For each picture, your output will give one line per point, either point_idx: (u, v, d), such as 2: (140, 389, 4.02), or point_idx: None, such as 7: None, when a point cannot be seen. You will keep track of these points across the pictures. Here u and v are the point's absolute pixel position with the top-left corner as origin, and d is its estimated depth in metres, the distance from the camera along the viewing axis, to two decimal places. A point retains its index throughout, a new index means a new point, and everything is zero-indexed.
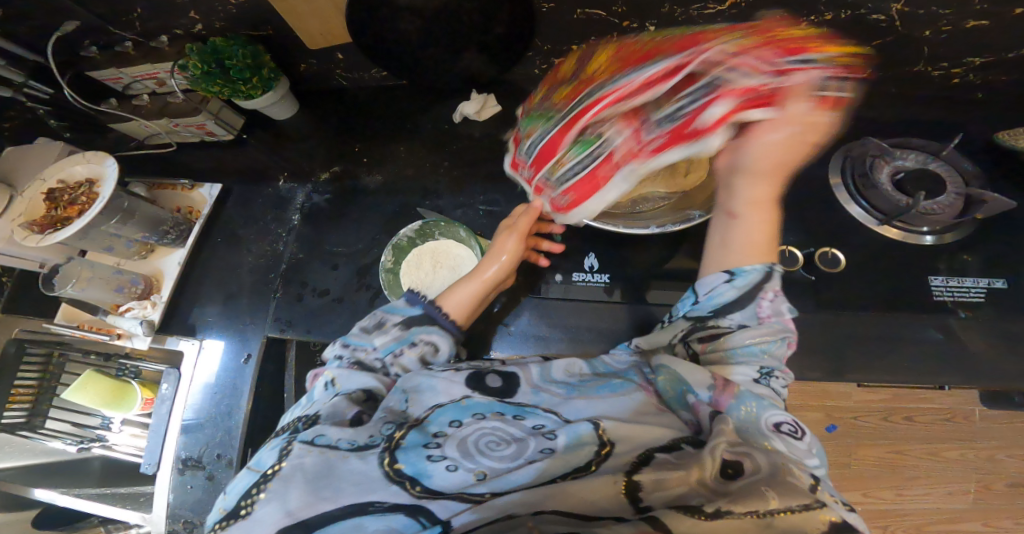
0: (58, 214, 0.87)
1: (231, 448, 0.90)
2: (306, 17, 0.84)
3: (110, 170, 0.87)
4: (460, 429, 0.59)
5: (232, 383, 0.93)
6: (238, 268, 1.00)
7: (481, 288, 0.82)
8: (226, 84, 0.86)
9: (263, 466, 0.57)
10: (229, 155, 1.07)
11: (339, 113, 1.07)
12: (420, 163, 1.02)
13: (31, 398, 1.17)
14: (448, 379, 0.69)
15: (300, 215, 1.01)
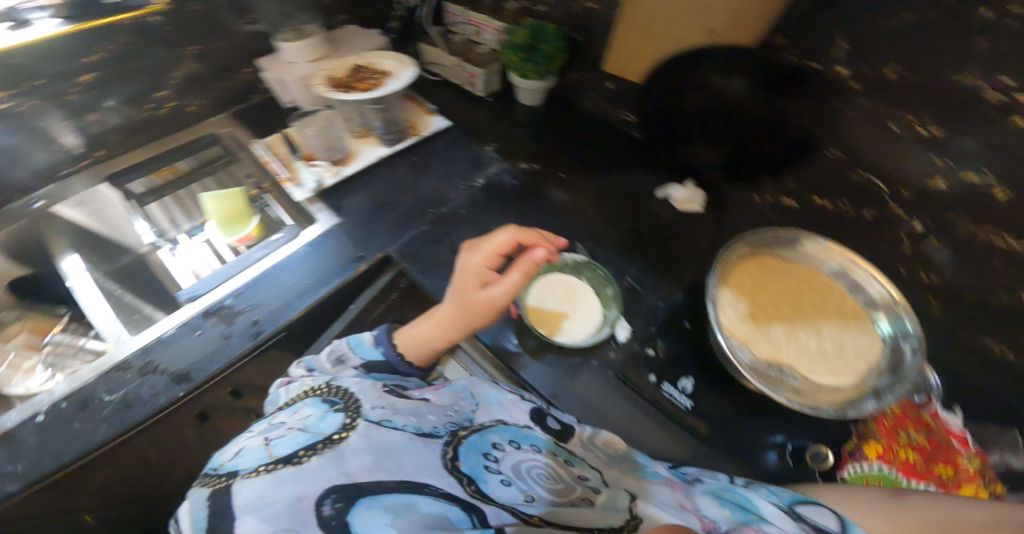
0: (348, 80, 0.71)
1: (275, 323, 0.60)
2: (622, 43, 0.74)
3: (412, 77, 0.72)
4: (516, 448, 0.50)
5: (325, 275, 0.65)
6: (383, 185, 0.76)
7: (436, 332, 0.58)
8: (524, 60, 0.79)
9: (317, 430, 0.41)
10: (455, 98, 0.92)
11: (577, 128, 0.90)
12: (638, 217, 0.80)
13: (172, 178, 0.77)
14: (500, 389, 0.60)
15: (484, 183, 0.78)
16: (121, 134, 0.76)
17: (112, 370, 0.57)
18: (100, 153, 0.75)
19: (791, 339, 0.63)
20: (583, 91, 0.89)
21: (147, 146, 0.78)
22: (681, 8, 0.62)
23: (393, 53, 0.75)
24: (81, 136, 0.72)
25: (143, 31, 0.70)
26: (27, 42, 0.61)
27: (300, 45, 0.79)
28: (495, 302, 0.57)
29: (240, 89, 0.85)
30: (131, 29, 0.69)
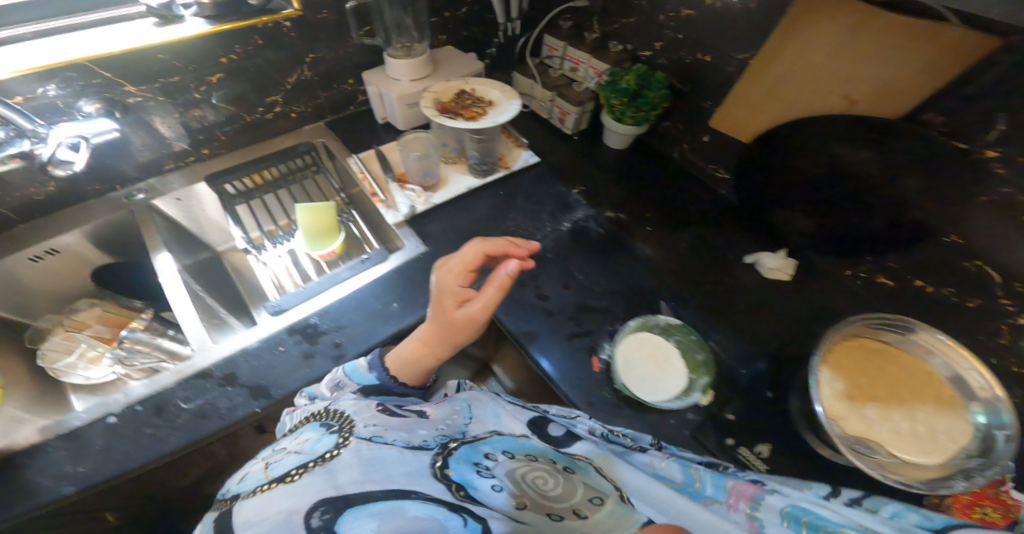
0: (449, 105, 0.70)
1: (357, 349, 0.55)
2: (741, 103, 0.69)
3: (512, 111, 0.69)
4: (513, 463, 0.43)
5: (408, 305, 0.59)
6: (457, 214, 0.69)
7: (424, 353, 0.50)
8: (624, 103, 0.75)
9: (315, 449, 0.35)
10: (538, 135, 0.88)
11: (663, 178, 0.83)
12: (731, 287, 0.70)
13: (263, 182, 0.80)
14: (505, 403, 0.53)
15: (569, 227, 0.70)
16: (231, 134, 0.82)
17: (193, 377, 0.53)
18: (203, 153, 0.81)
19: (884, 420, 0.54)
20: (674, 143, 0.84)
21: (250, 149, 0.85)
22: (821, 71, 0.59)
23: (500, 84, 0.73)
24: (188, 137, 0.77)
25: (274, 34, 0.75)
26: (178, 38, 0.66)
27: (407, 63, 0.80)
28: (475, 314, 0.50)
29: (337, 101, 0.91)
30: (263, 32, 0.74)
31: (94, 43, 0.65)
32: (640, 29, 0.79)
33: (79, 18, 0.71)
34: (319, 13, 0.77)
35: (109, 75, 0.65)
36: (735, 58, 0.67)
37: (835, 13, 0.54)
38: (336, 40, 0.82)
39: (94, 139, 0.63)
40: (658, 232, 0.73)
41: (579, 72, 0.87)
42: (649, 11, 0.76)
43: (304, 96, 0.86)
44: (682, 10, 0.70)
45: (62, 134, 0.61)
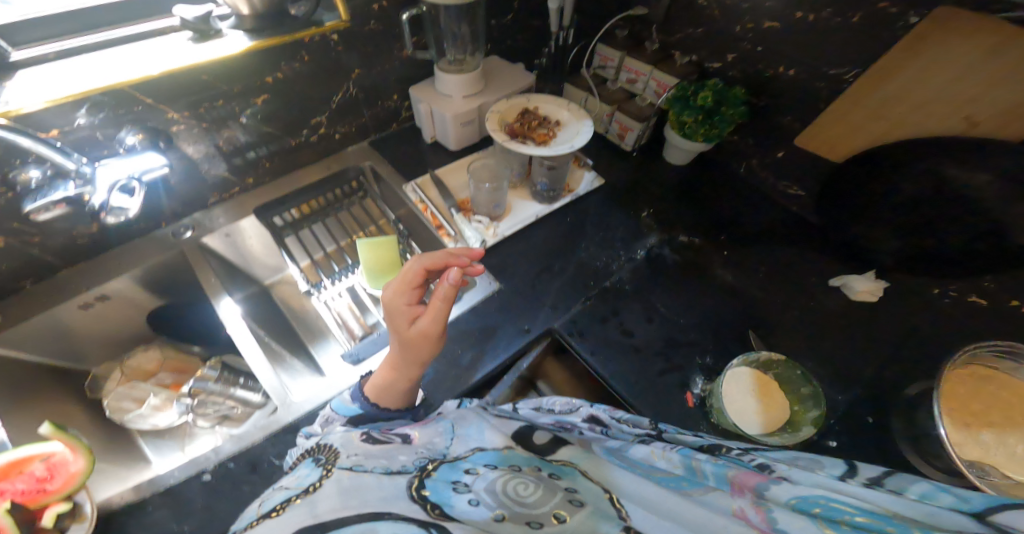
0: (517, 129, 0.66)
1: (445, 397, 0.53)
2: (834, 124, 0.66)
3: (584, 135, 0.65)
4: (491, 475, 0.35)
5: (493, 345, 0.57)
6: (528, 248, 0.67)
7: (392, 377, 0.46)
8: (696, 120, 0.71)
9: (302, 483, 0.32)
10: (596, 152, 0.84)
11: (731, 196, 0.78)
12: (822, 315, 0.64)
13: (312, 212, 0.79)
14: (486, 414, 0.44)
15: (644, 255, 0.67)
16: (275, 159, 0.79)
17: (281, 432, 0.50)
18: (247, 183, 0.78)
19: (999, 443, 0.47)
20: (744, 159, 0.80)
21: (296, 175, 0.82)
22: (939, 93, 0.55)
23: (568, 103, 0.70)
24: (227, 164, 0.73)
25: (322, 49, 0.71)
26: (222, 57, 0.61)
27: (460, 79, 0.75)
28: (428, 327, 0.45)
29: (381, 119, 0.87)
30: (312, 47, 0.69)
31: (128, 65, 0.59)
32: (710, 40, 0.75)
33: (104, 35, 0.66)
34: (367, 24, 0.73)
35: (149, 101, 0.60)
36: (826, 73, 0.63)
37: (971, 34, 0.50)
38: (384, 54, 0.78)
39: (143, 178, 0.58)
40: (735, 256, 0.69)
41: (638, 84, 0.83)
42: (722, 20, 0.71)
43: (349, 115, 0.82)
44: (763, 22, 0.66)
45: (113, 175, 0.56)
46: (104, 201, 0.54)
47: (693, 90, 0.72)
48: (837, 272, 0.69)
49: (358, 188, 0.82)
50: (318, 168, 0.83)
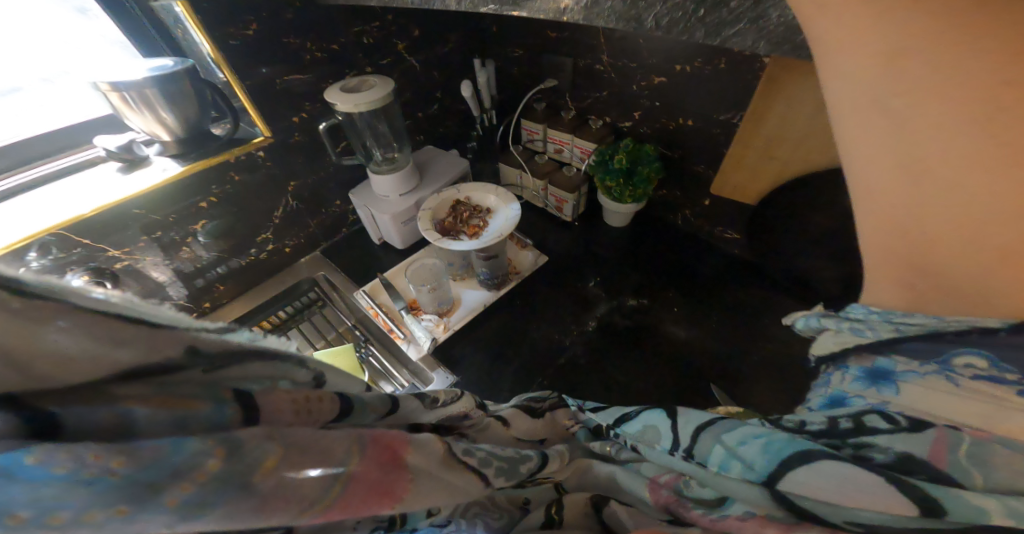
0: (451, 225, 0.69)
1: None
2: (740, 159, 0.69)
3: (513, 219, 0.67)
4: (444, 468, 0.29)
5: None
6: (483, 339, 0.70)
7: None
8: (618, 184, 0.74)
9: None
10: (540, 226, 0.87)
11: (672, 246, 0.82)
12: (777, 356, 0.65)
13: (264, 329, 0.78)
14: (842, 458, 0.24)
15: (597, 325, 0.69)
16: (229, 282, 0.82)
17: None
18: (205, 307, 0.81)
19: None
20: (677, 208, 0.83)
21: (251, 293, 0.85)
22: (813, 126, 0.58)
23: (495, 188, 0.72)
24: (187, 288, 0.77)
25: (247, 166, 0.73)
26: (148, 188, 0.63)
27: (392, 179, 0.77)
28: None
29: (330, 225, 0.91)
30: (238, 166, 0.72)
31: (57, 209, 0.61)
32: (616, 102, 0.79)
33: (34, 171, 0.67)
34: (291, 136, 0.76)
35: (87, 242, 0.62)
36: (717, 118, 0.68)
37: (808, 76, 0.55)
38: (315, 163, 0.82)
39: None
40: (684, 308, 0.71)
41: (563, 152, 0.87)
42: (620, 81, 0.76)
43: (294, 227, 0.86)
44: (653, 79, 0.71)
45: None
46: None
47: (611, 152, 0.75)
48: (786, 308, 0.70)
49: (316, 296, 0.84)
50: (271, 283, 0.86)
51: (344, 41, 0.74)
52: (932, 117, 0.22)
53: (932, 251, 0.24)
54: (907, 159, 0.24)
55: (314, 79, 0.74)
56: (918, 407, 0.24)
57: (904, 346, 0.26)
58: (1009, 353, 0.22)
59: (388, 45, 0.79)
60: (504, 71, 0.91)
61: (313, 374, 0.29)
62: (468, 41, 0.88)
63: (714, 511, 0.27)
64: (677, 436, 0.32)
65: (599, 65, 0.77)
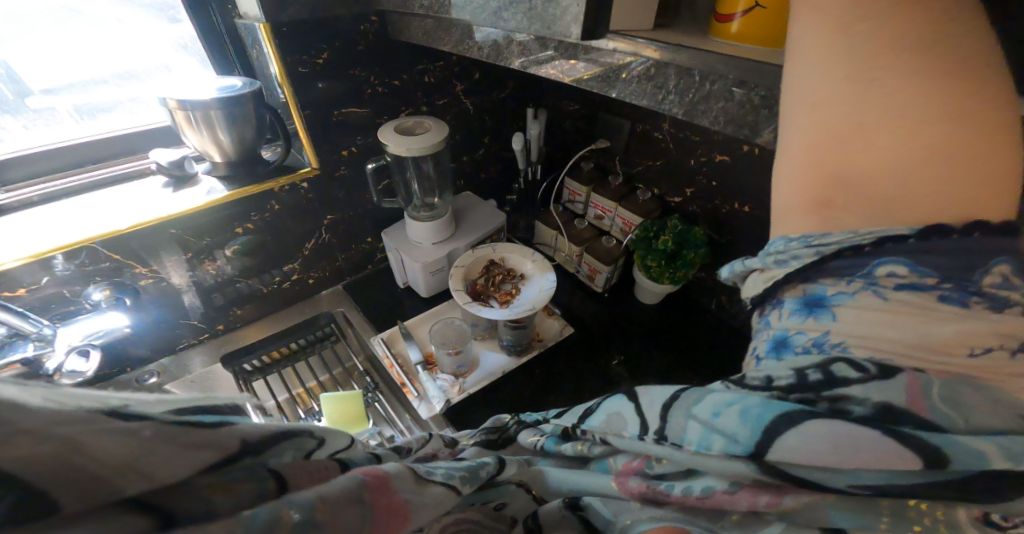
0: (489, 294, 0.68)
1: None
2: None
3: (547, 295, 0.66)
4: (420, 486, 0.26)
5: None
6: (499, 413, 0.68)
7: None
8: (662, 266, 0.72)
9: None
10: (570, 296, 0.86)
11: (703, 335, 0.79)
12: None
13: (274, 359, 0.77)
14: (825, 414, 0.21)
15: None
16: (249, 305, 0.81)
17: None
18: (219, 327, 0.80)
19: None
20: (715, 294, 0.80)
21: (268, 318, 0.85)
22: None
23: (532, 255, 0.72)
24: (206, 301, 0.75)
25: (290, 195, 0.72)
26: (184, 211, 0.62)
27: (430, 227, 0.76)
28: None
29: (358, 260, 0.91)
30: (280, 197, 0.71)
31: (90, 219, 0.60)
32: (669, 174, 0.76)
33: (90, 175, 0.66)
34: (336, 171, 0.75)
35: (117, 257, 0.61)
36: None
37: None
38: (355, 200, 0.81)
39: (97, 341, 0.60)
40: None
41: (605, 220, 0.85)
42: (678, 154, 0.73)
43: (322, 259, 0.85)
44: (714, 157, 0.67)
45: (65, 341, 0.58)
46: (60, 364, 0.57)
47: (657, 229, 0.74)
48: None
49: (330, 332, 0.81)
50: (292, 312, 0.86)
51: (406, 78, 0.71)
52: (881, 24, 0.22)
53: (868, 173, 0.22)
54: (860, 66, 0.22)
55: (371, 113, 0.72)
56: (853, 337, 0.22)
57: (824, 269, 0.24)
58: (919, 259, 0.21)
59: (447, 86, 0.76)
60: (557, 122, 0.90)
61: (317, 439, 0.25)
62: (526, 91, 0.86)
63: (696, 485, 0.25)
64: (645, 420, 0.28)
65: (658, 133, 0.74)
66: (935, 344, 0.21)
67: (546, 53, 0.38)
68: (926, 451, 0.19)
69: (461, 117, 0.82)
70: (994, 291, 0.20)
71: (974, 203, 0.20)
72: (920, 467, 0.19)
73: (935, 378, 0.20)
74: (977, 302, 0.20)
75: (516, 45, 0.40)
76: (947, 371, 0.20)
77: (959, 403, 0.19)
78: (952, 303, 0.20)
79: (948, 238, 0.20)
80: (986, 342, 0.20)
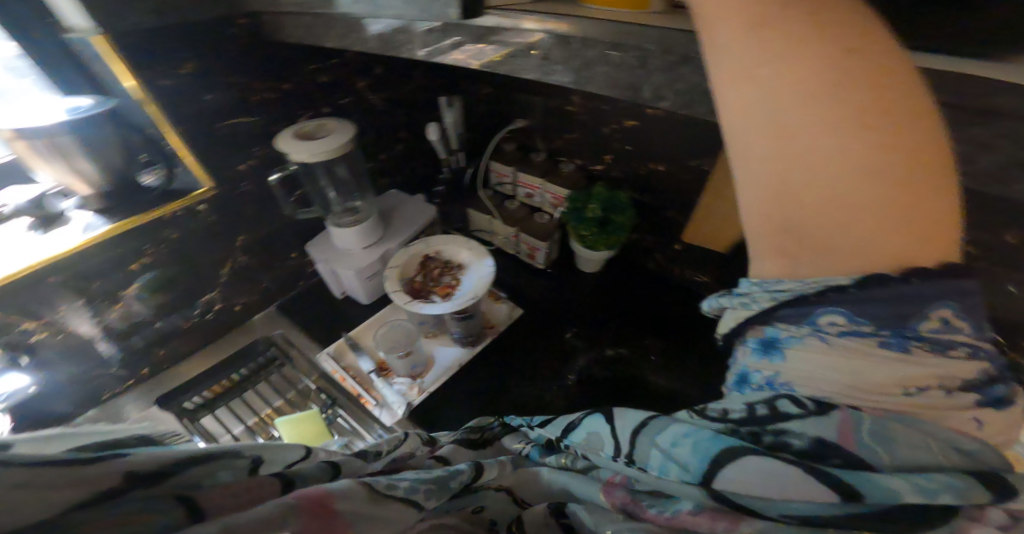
0: (430, 289, 0.67)
1: None
2: (714, 209, 0.69)
3: (487, 281, 0.66)
4: (374, 504, 0.26)
5: None
6: (462, 405, 0.68)
7: None
8: (595, 234, 0.75)
9: None
10: (515, 278, 0.87)
11: (643, 293, 0.83)
12: None
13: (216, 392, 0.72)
14: (761, 452, 0.24)
15: (577, 380, 0.71)
16: (171, 344, 0.74)
17: None
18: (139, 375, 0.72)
19: None
20: (648, 253, 0.84)
21: (197, 356, 0.78)
22: None
23: (467, 243, 0.72)
24: (122, 345, 0.68)
25: (190, 221, 0.65)
26: (62, 253, 0.54)
27: (356, 231, 0.73)
28: None
29: (287, 278, 0.85)
30: (180, 224, 0.64)
31: None
32: (587, 145, 0.78)
33: None
34: (238, 186, 0.69)
35: None
36: (689, 165, 0.67)
37: None
38: (269, 215, 0.75)
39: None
40: (660, 358, 0.73)
41: (536, 199, 0.86)
42: (591, 123, 0.74)
43: (245, 283, 0.79)
44: (625, 123, 0.70)
45: None
46: None
47: (585, 199, 0.76)
48: None
49: (274, 355, 0.77)
50: (223, 344, 0.79)
51: (299, 77, 0.66)
52: (789, 80, 0.22)
53: (815, 230, 0.24)
54: (783, 128, 0.23)
55: (265, 119, 0.66)
56: (801, 378, 0.25)
57: (780, 313, 0.26)
58: (861, 308, 0.23)
59: (347, 81, 0.72)
60: (472, 106, 0.88)
61: (252, 457, 0.24)
62: (435, 77, 0.84)
63: (668, 508, 0.27)
64: (619, 441, 0.31)
65: (571, 106, 0.75)
66: (876, 386, 0.23)
67: (444, 41, 0.36)
68: (839, 486, 0.21)
69: (370, 113, 0.79)
70: (930, 336, 0.22)
71: (913, 251, 0.22)
72: (835, 499, 0.21)
73: (867, 415, 0.22)
74: (918, 345, 0.22)
75: (401, 32, 0.38)
76: (884, 409, 0.22)
77: (886, 437, 0.22)
78: (891, 347, 0.23)
79: (888, 287, 0.22)
80: (920, 383, 0.22)
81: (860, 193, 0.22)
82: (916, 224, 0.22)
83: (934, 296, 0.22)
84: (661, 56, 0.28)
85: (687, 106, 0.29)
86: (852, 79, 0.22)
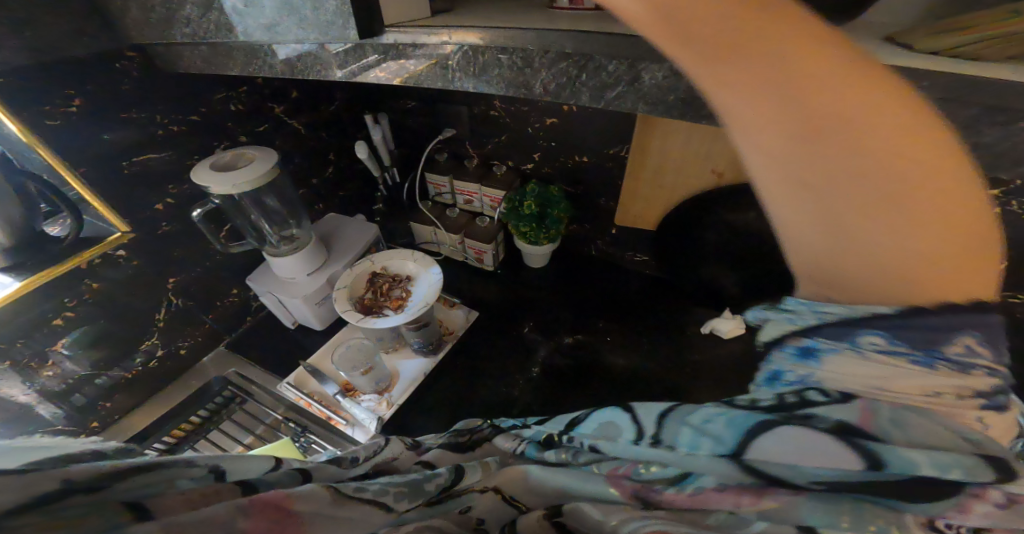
0: (381, 303, 0.68)
1: None
2: (638, 190, 0.75)
3: (437, 287, 0.68)
4: (338, 504, 0.27)
5: None
6: (432, 413, 0.69)
7: None
8: (535, 228, 0.78)
9: None
10: (468, 283, 0.89)
11: (590, 278, 0.88)
12: (697, 363, 0.72)
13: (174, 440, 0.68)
14: (795, 418, 0.23)
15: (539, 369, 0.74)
16: (117, 395, 0.68)
17: None
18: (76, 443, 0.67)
19: None
20: (589, 240, 0.89)
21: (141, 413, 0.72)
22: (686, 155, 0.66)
23: (411, 255, 0.73)
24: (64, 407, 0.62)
25: (111, 270, 0.61)
26: None
27: (297, 257, 0.72)
28: None
29: (231, 318, 0.82)
30: (100, 276, 0.60)
31: None
32: (515, 146, 0.82)
33: None
34: (160, 228, 0.65)
35: None
36: (609, 153, 0.73)
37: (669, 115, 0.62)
38: (201, 254, 0.72)
39: None
40: (614, 335, 0.78)
41: (476, 204, 0.89)
42: (515, 125, 0.78)
43: (185, 328, 0.75)
44: (545, 121, 0.74)
45: None
46: None
47: (520, 198, 0.79)
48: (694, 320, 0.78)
49: (230, 395, 0.75)
50: (172, 391, 0.74)
51: (211, 109, 0.65)
52: (796, 111, 0.20)
53: (849, 264, 0.22)
54: (800, 160, 0.21)
55: (177, 156, 0.64)
56: (836, 379, 0.23)
57: (815, 329, 0.24)
58: (896, 330, 0.22)
59: (264, 109, 0.72)
60: (400, 122, 0.90)
61: (210, 467, 0.25)
62: (357, 97, 0.85)
63: (686, 487, 0.25)
64: (643, 426, 0.30)
65: (494, 111, 0.78)
66: (903, 388, 0.22)
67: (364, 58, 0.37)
68: (870, 455, 0.20)
69: (295, 139, 0.78)
70: (963, 359, 0.21)
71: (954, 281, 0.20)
72: (861, 466, 0.20)
73: (887, 403, 0.21)
74: (943, 365, 0.21)
75: (310, 55, 0.40)
76: (925, 409, 0.21)
77: (903, 421, 0.21)
78: (921, 365, 0.21)
79: (930, 317, 0.21)
80: (953, 394, 0.21)
81: (897, 242, 0.20)
82: (961, 266, 0.20)
83: (965, 321, 0.20)
84: (540, 55, 0.32)
85: (579, 97, 0.33)
86: (872, 88, 0.19)
